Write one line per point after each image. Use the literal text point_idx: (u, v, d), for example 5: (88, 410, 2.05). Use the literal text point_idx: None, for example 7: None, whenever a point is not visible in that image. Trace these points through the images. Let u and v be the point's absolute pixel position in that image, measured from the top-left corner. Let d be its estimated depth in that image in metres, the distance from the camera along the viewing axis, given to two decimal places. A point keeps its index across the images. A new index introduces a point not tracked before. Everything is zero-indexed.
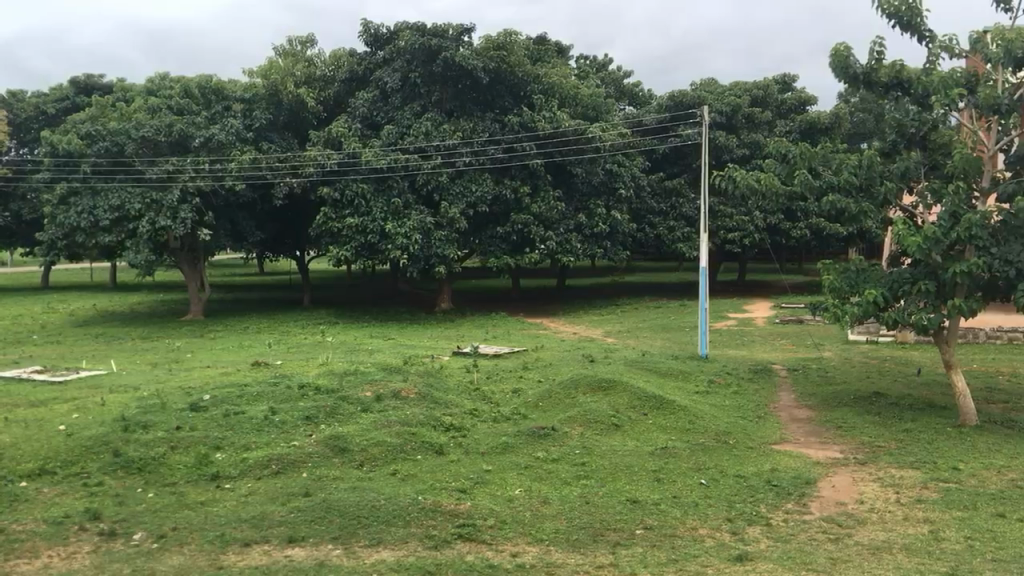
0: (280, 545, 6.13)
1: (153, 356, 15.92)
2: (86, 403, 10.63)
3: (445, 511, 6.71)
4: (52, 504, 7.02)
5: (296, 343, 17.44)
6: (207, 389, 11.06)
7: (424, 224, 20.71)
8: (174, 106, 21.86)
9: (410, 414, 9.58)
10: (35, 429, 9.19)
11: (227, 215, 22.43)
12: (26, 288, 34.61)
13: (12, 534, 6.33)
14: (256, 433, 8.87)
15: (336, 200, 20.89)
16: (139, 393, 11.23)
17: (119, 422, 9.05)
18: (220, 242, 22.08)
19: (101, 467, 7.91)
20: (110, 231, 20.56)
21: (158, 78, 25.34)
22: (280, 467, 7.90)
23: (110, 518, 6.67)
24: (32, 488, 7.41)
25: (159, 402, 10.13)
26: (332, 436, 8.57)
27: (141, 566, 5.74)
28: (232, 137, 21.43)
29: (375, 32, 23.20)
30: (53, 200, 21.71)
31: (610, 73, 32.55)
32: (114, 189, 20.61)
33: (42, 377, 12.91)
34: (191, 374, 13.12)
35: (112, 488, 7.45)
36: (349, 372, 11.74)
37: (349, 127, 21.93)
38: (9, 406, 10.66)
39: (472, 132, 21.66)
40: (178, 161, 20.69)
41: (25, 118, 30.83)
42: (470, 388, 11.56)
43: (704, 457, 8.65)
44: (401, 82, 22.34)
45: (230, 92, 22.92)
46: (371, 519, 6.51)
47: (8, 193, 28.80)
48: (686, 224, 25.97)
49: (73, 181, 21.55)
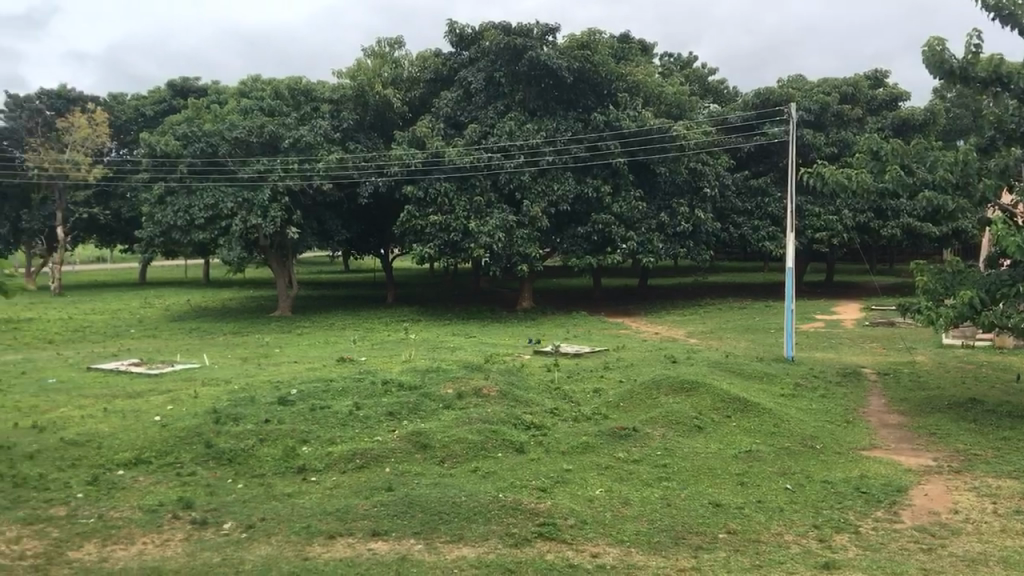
0: (364, 538, 6.24)
1: (243, 350, 16.41)
2: (181, 395, 11.03)
3: (527, 509, 6.73)
4: (148, 492, 7.29)
5: (379, 340, 17.76)
6: (295, 384, 11.34)
7: (506, 222, 20.76)
8: (265, 107, 22.68)
9: (492, 411, 9.65)
10: (132, 420, 9.58)
11: (315, 215, 22.96)
12: (126, 284, 36.08)
13: (110, 521, 6.60)
14: (341, 428, 9.07)
15: (420, 198, 21.17)
16: (230, 387, 11.59)
17: (210, 414, 9.37)
18: (307, 240, 22.57)
19: (194, 458, 8.19)
20: (203, 228, 21.16)
21: (250, 80, 26.17)
22: (364, 461, 8.04)
23: (202, 507, 6.90)
24: (130, 476, 7.71)
25: (250, 396, 10.43)
26: (415, 432, 8.70)
27: (232, 555, 5.91)
28: (320, 137, 21.96)
29: (461, 33, 23.42)
30: (150, 200, 22.52)
31: (694, 70, 32.21)
32: (208, 188, 21.29)
33: (140, 368, 13.46)
34: (279, 369, 13.47)
35: (205, 479, 7.70)
36: (432, 369, 11.89)
37: (433, 126, 22.23)
38: (109, 397, 11.13)
39: (555, 131, 21.68)
40: (269, 162, 21.30)
41: (125, 120, 32.23)
42: (552, 387, 11.55)
43: (790, 462, 8.47)
44: (485, 82, 22.46)
45: (319, 93, 23.53)
46: (453, 515, 6.57)
47: (109, 192, 30.15)
48: (772, 224, 25.46)
49: (170, 181, 22.35)
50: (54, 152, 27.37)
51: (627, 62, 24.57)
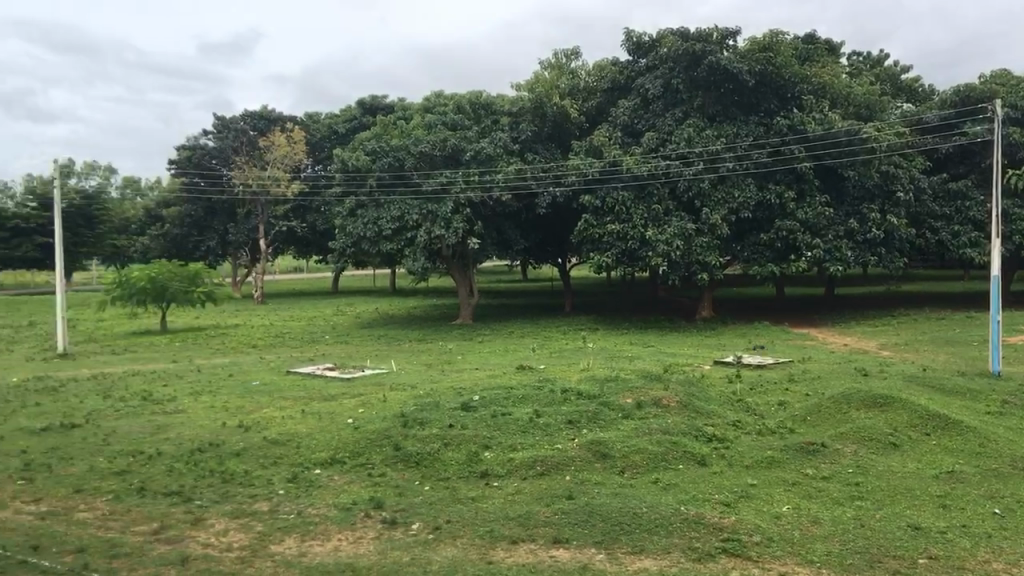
0: (546, 545, 6.30)
1: (428, 356, 16.98)
2: (371, 399, 11.55)
3: (710, 524, 6.59)
4: (342, 491, 7.67)
5: (558, 348, 17.90)
6: (477, 391, 11.62)
7: (685, 230, 20.37)
8: (447, 122, 23.67)
9: (673, 422, 9.52)
10: (328, 422, 10.12)
11: (495, 225, 23.44)
12: (319, 292, 38.18)
13: (309, 517, 6.99)
14: (522, 434, 9.21)
15: (597, 207, 21.19)
16: (417, 392, 12.02)
17: (398, 418, 9.75)
18: (487, 250, 23.08)
19: (384, 459, 8.55)
20: (390, 240, 22.10)
21: (434, 97, 27.16)
22: (545, 468, 8.13)
23: (392, 507, 7.19)
24: (326, 475, 8.14)
25: (435, 401, 10.78)
26: (595, 441, 8.71)
27: (420, 555, 6.11)
28: (500, 149, 22.44)
29: (639, 41, 23.33)
30: (342, 213, 23.76)
31: (885, 69, 30.63)
32: (395, 201, 22.27)
33: (334, 373, 14.21)
34: (463, 375, 13.85)
35: (394, 480, 8.02)
36: (611, 378, 11.88)
37: (611, 136, 22.24)
38: (306, 399, 11.81)
39: (736, 137, 21.16)
40: (451, 174, 21.99)
41: (320, 138, 34.22)
42: (734, 399, 11.26)
43: (998, 485, 7.86)
44: (663, 88, 22.22)
45: (500, 107, 24.16)
46: (634, 526, 6.53)
47: (305, 206, 32.06)
48: (975, 229, 23.73)
49: (360, 195, 23.53)
50: (257, 170, 29.56)
51: (812, 63, 23.69)
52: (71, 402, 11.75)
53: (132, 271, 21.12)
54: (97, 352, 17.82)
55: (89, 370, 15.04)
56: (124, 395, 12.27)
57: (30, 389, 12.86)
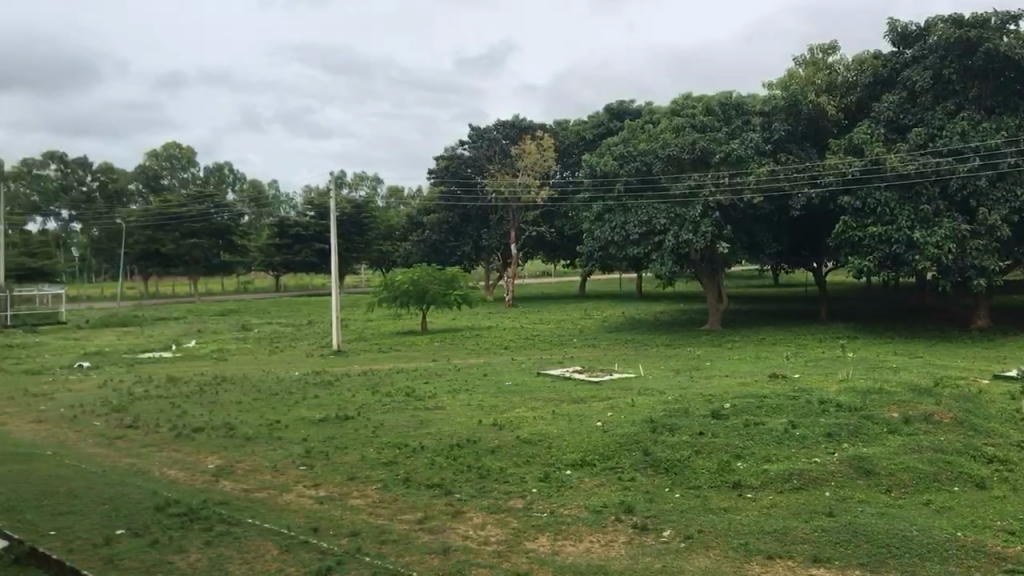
0: (805, 563, 5.99)
1: (676, 362, 16.79)
2: (620, 403, 11.59)
3: (991, 553, 6.00)
4: (593, 493, 7.72)
5: (813, 357, 17.08)
6: (729, 398, 11.32)
7: (958, 232, 18.65)
8: (698, 124, 23.17)
9: (945, 440, 8.77)
10: (578, 424, 10.26)
11: (745, 229, 22.72)
12: (567, 296, 38.90)
13: (561, 516, 7.09)
14: (777, 445, 8.86)
15: (857, 208, 19.96)
16: (666, 397, 11.91)
17: (648, 424, 9.70)
18: (737, 254, 22.45)
19: (633, 464, 8.53)
20: (639, 244, 22.12)
21: (683, 100, 26.83)
22: (801, 482, 7.76)
23: (643, 513, 7.15)
24: (577, 477, 8.23)
25: (685, 408, 10.63)
26: (856, 456, 8.21)
27: (672, 563, 6.02)
28: (752, 150, 21.77)
29: (905, 31, 21.75)
30: (591, 218, 24.09)
31: None
32: (643, 206, 22.26)
33: (582, 375, 14.40)
34: (713, 382, 13.56)
35: (644, 485, 7.96)
36: (875, 390, 11.16)
37: (872, 133, 20.91)
38: (557, 401, 12.05)
39: (1018, 129, 19.20)
40: (700, 177, 21.63)
41: (569, 144, 34.96)
42: (1017, 416, 10.21)
43: None
44: (933, 80, 20.55)
45: (750, 107, 23.51)
46: (904, 551, 6.07)
47: (554, 212, 32.81)
48: None
49: (609, 200, 23.77)
50: (509, 178, 30.69)
51: None
52: (344, 396, 12.72)
53: (396, 275, 22.55)
54: (364, 350, 19.18)
55: (358, 367, 16.22)
56: (390, 391, 13.11)
57: (309, 383, 14.07)
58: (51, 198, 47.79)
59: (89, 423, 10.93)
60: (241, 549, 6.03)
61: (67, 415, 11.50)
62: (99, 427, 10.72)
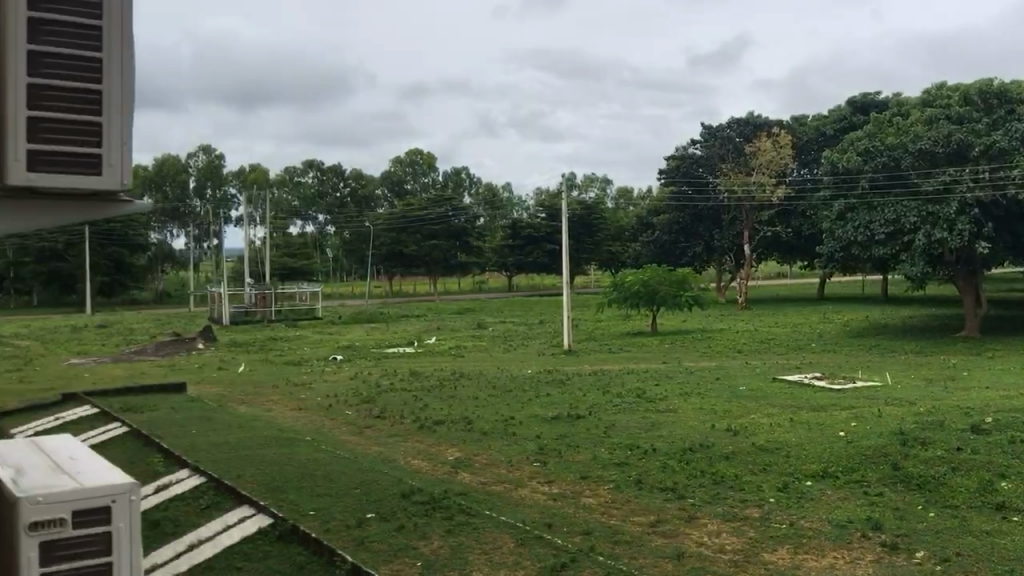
0: None
1: (928, 371, 15.58)
2: (865, 413, 10.90)
3: None
4: (836, 506, 7.29)
5: None
6: (991, 412, 10.34)
7: None
8: (954, 115, 21.39)
9: None
10: (818, 433, 9.76)
11: (1009, 227, 20.69)
12: (805, 298, 37.21)
13: (801, 529, 6.75)
14: None
15: None
16: (916, 409, 11.07)
17: (896, 437, 9.06)
18: (999, 255, 20.49)
19: (881, 478, 7.98)
20: (885, 244, 20.74)
21: (936, 89, 24.88)
22: None
23: (892, 530, 6.66)
24: (818, 488, 7.80)
25: (940, 420, 9.82)
26: None
27: None
28: (1017, 141, 19.81)
29: None
30: (832, 217, 22.87)
31: None
32: (890, 204, 20.85)
33: (823, 383, 13.69)
34: (971, 393, 12.45)
35: (893, 501, 7.42)
36: None
37: None
38: (795, 408, 11.52)
39: None
40: (956, 172, 19.95)
41: (807, 140, 33.48)
42: None
43: None
44: None
45: (1016, 94, 21.39)
46: None
47: (791, 211, 31.50)
48: None
49: (851, 198, 22.47)
50: (743, 177, 29.81)
51: None
52: (576, 395, 12.83)
53: (628, 276, 22.49)
54: (596, 351, 19.27)
55: (589, 367, 16.32)
56: (621, 392, 13.09)
57: (542, 381, 14.33)
58: (309, 203, 51.87)
59: (341, 413, 11.71)
60: (480, 540, 6.22)
61: (322, 404, 12.39)
62: (350, 416, 11.47)
